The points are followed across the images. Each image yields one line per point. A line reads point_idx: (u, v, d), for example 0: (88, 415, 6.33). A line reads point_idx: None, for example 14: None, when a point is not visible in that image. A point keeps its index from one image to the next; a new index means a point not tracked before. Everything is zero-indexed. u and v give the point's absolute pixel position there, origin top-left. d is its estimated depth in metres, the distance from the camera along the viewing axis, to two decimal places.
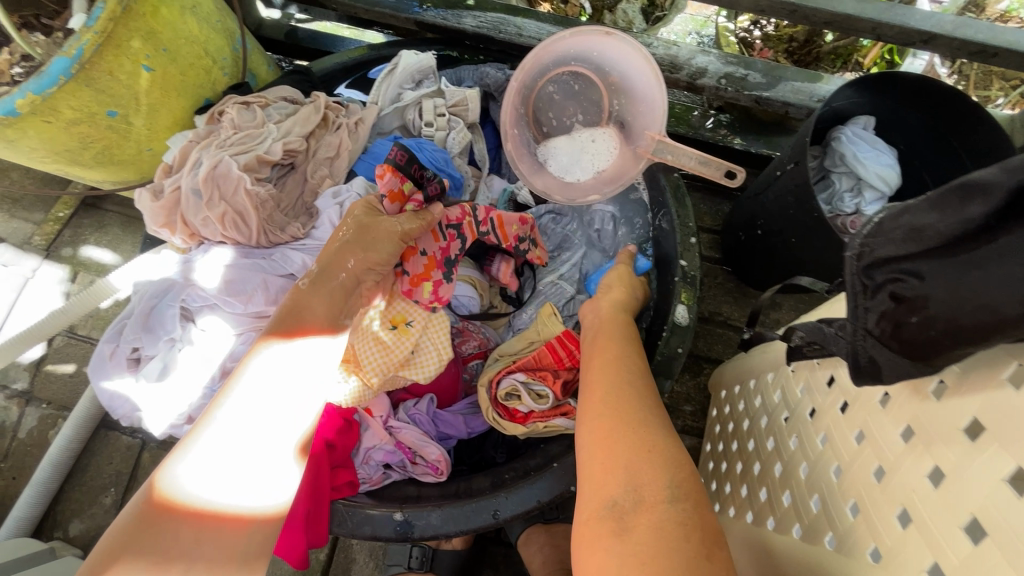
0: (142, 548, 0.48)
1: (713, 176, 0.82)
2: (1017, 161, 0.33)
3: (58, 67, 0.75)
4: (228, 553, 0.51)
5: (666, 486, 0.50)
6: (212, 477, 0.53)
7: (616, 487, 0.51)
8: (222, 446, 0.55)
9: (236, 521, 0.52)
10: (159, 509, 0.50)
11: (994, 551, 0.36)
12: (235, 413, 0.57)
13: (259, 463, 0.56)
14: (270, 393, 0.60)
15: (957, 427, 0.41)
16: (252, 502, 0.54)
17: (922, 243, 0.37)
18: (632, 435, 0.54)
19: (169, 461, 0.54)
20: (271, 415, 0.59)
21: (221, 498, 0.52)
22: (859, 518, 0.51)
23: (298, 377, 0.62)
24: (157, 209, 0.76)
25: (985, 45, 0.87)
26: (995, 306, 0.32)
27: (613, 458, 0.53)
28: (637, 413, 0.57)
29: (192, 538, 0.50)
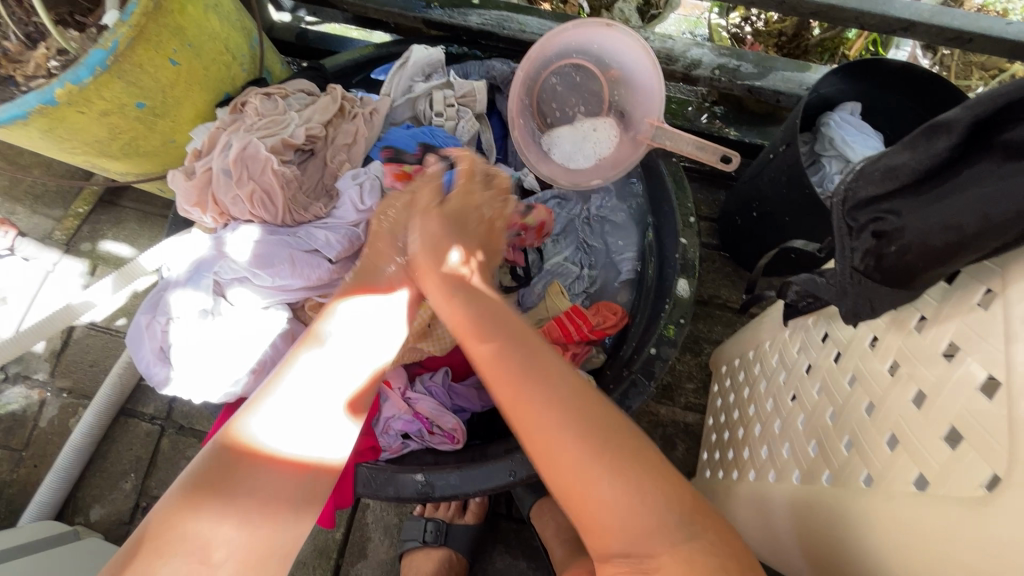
0: (219, 491, 0.51)
1: (710, 160, 0.86)
2: (974, 100, 0.38)
3: (94, 58, 0.80)
4: (288, 500, 0.54)
5: (669, 513, 0.46)
6: (285, 430, 0.55)
7: (608, 517, 0.46)
8: (295, 397, 0.57)
9: (302, 471, 0.55)
10: (237, 455, 0.53)
11: (971, 451, 0.40)
12: (308, 366, 0.59)
13: (327, 417, 0.58)
14: (340, 350, 0.61)
15: (937, 351, 0.46)
16: (316, 453, 0.56)
17: (898, 181, 0.42)
18: (610, 465, 0.47)
19: (243, 411, 0.56)
20: (341, 370, 0.60)
21: (295, 449, 0.55)
22: (853, 451, 0.54)
23: (366, 335, 0.64)
24: (190, 188, 0.82)
25: (960, 31, 0.93)
26: (960, 225, 0.37)
27: (594, 491, 0.46)
28: (605, 425, 0.49)
29: (265, 483, 0.53)
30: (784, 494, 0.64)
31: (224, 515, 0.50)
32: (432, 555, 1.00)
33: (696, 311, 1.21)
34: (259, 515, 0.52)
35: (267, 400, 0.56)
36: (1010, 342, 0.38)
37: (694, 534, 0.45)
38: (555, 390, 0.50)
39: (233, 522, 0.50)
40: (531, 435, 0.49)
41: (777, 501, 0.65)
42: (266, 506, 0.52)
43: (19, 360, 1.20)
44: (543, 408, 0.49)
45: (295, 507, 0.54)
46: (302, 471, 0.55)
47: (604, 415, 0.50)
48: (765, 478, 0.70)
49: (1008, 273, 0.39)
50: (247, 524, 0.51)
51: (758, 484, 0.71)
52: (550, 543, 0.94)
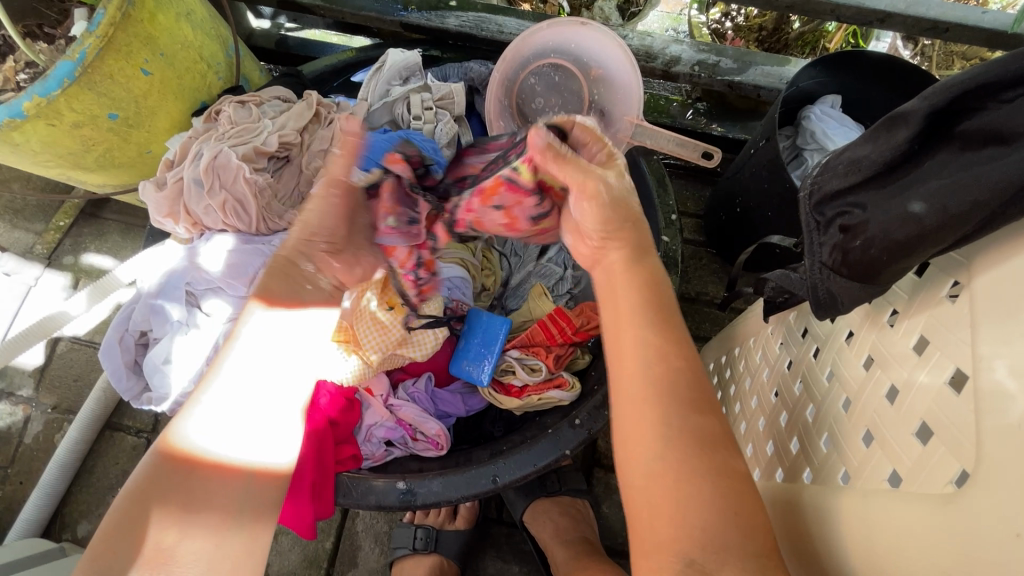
0: (157, 497, 0.50)
1: (691, 157, 0.84)
2: (931, 91, 0.39)
3: (62, 70, 0.79)
4: (230, 511, 0.52)
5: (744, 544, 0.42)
6: (223, 442, 0.53)
7: (683, 531, 0.42)
8: (227, 402, 0.54)
9: (241, 478, 0.53)
10: (171, 462, 0.51)
11: (941, 446, 0.39)
12: (235, 371, 0.56)
13: (264, 425, 0.55)
14: (271, 355, 0.58)
15: (907, 346, 0.45)
16: (252, 460, 0.54)
17: (860, 173, 0.43)
18: (707, 477, 0.44)
19: (176, 416, 0.54)
20: (268, 378, 0.57)
21: (230, 455, 0.53)
22: (831, 448, 0.53)
23: (302, 332, 0.62)
24: (162, 199, 0.82)
25: (936, 20, 0.92)
26: (918, 219, 0.38)
27: (675, 499, 0.43)
28: (715, 449, 0.45)
29: (190, 487, 0.51)
30: (766, 491, 0.63)
31: (160, 522, 0.49)
32: (422, 562, 0.99)
33: (683, 308, 1.20)
34: (200, 520, 0.50)
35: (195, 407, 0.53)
36: (974, 335, 0.37)
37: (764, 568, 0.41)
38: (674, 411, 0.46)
39: (176, 528, 0.49)
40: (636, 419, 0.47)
41: (760, 498, 0.64)
42: (209, 512, 0.51)
43: (1, 376, 1.18)
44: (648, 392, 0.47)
45: (236, 511, 0.52)
46: (236, 476, 0.53)
47: (711, 426, 0.46)
48: (751, 477, 0.69)
49: (972, 264, 0.39)
50: (189, 531, 0.50)
51: None
52: (548, 545, 0.93)
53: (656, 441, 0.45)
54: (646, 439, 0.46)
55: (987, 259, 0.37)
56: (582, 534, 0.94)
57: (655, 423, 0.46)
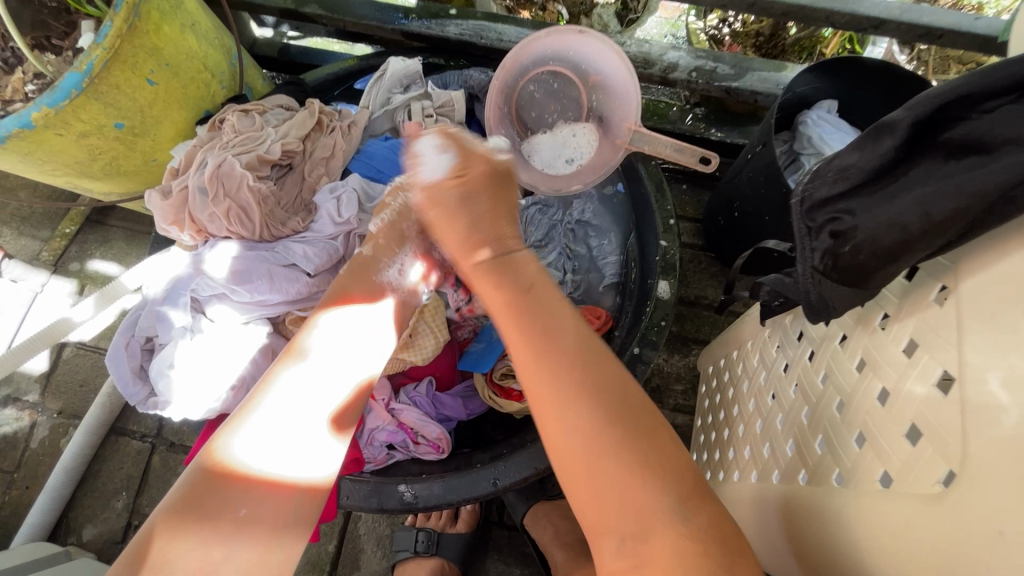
0: (205, 515, 0.51)
1: (687, 162, 0.85)
2: (916, 99, 0.40)
3: (70, 81, 0.80)
4: (278, 524, 0.53)
5: (666, 495, 0.44)
6: (269, 450, 0.55)
7: (607, 501, 0.44)
8: (278, 415, 0.57)
9: (284, 490, 0.54)
10: (217, 476, 0.53)
11: (929, 448, 0.40)
12: (289, 380, 0.59)
13: (315, 433, 0.58)
14: (325, 361, 0.61)
15: (897, 349, 0.46)
16: (301, 472, 0.56)
17: (849, 180, 0.44)
18: (610, 425, 0.45)
19: (224, 431, 0.56)
20: (318, 386, 0.60)
21: (279, 466, 0.55)
22: (826, 450, 0.53)
23: (348, 347, 0.63)
24: (166, 207, 0.83)
25: (930, 27, 0.93)
26: (905, 225, 0.39)
27: (597, 470, 0.44)
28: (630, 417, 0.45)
29: (243, 502, 0.52)
30: (763, 493, 0.64)
31: (211, 538, 0.50)
32: (424, 564, 1.00)
33: (682, 312, 1.21)
34: (243, 538, 0.51)
35: (247, 419, 0.56)
36: (960, 339, 0.38)
37: (689, 519, 0.44)
38: (607, 410, 0.45)
39: (223, 542, 0.51)
40: (546, 417, 0.46)
41: (757, 500, 0.65)
42: (254, 527, 0.52)
43: (8, 382, 1.20)
44: (594, 426, 0.44)
45: (286, 529, 0.54)
46: (291, 490, 0.55)
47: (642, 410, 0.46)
48: (748, 478, 0.70)
49: (959, 269, 0.40)
50: (238, 545, 0.51)
51: (742, 483, 0.71)
52: (548, 548, 0.94)
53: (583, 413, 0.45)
54: (567, 435, 0.45)
55: (972, 263, 0.38)
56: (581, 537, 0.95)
57: (571, 390, 0.46)
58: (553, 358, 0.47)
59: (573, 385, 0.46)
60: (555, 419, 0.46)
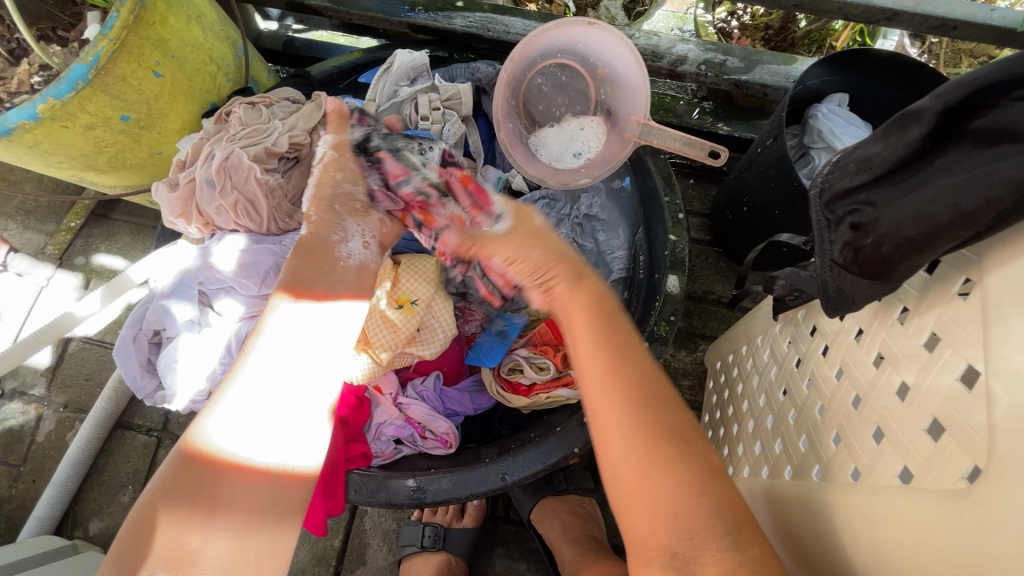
0: (184, 499, 0.52)
1: (697, 155, 0.85)
2: (944, 88, 0.39)
3: (76, 73, 0.80)
4: (258, 507, 0.54)
5: (716, 520, 0.45)
6: (242, 436, 0.56)
7: (654, 516, 0.46)
8: (247, 400, 0.58)
9: (260, 475, 0.55)
10: (194, 461, 0.54)
11: (952, 443, 0.40)
12: (256, 367, 0.60)
13: (286, 418, 0.58)
14: (295, 351, 0.62)
15: (918, 343, 0.45)
16: (276, 457, 0.56)
17: (872, 171, 0.43)
18: (662, 447, 0.48)
19: (197, 419, 0.57)
20: (288, 374, 0.61)
21: (250, 450, 0.55)
22: (841, 446, 0.53)
23: (318, 338, 0.65)
24: (174, 199, 0.83)
25: (944, 18, 0.92)
26: (931, 216, 0.39)
27: (651, 487, 0.47)
28: (681, 438, 0.48)
29: (223, 485, 0.53)
30: (775, 489, 0.63)
31: (192, 522, 0.51)
32: (431, 560, 1.00)
33: (689, 307, 1.21)
34: (222, 521, 0.52)
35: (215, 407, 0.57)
36: (986, 333, 0.37)
37: (738, 543, 0.44)
38: (657, 429, 0.48)
39: (202, 526, 0.51)
40: (607, 433, 0.50)
41: (769, 496, 0.64)
42: (233, 510, 0.53)
43: (14, 375, 1.20)
44: (642, 441, 0.48)
45: (266, 512, 0.54)
46: (268, 475, 0.55)
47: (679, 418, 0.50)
48: (759, 474, 0.69)
49: (984, 262, 0.39)
50: (217, 529, 0.52)
51: (753, 479, 0.70)
52: (555, 543, 0.94)
53: (627, 442, 0.49)
54: (623, 454, 0.48)
55: (999, 256, 0.38)
56: (589, 532, 0.95)
57: (629, 407, 0.50)
58: (621, 376, 0.51)
59: (631, 408, 0.50)
60: (613, 433, 0.50)
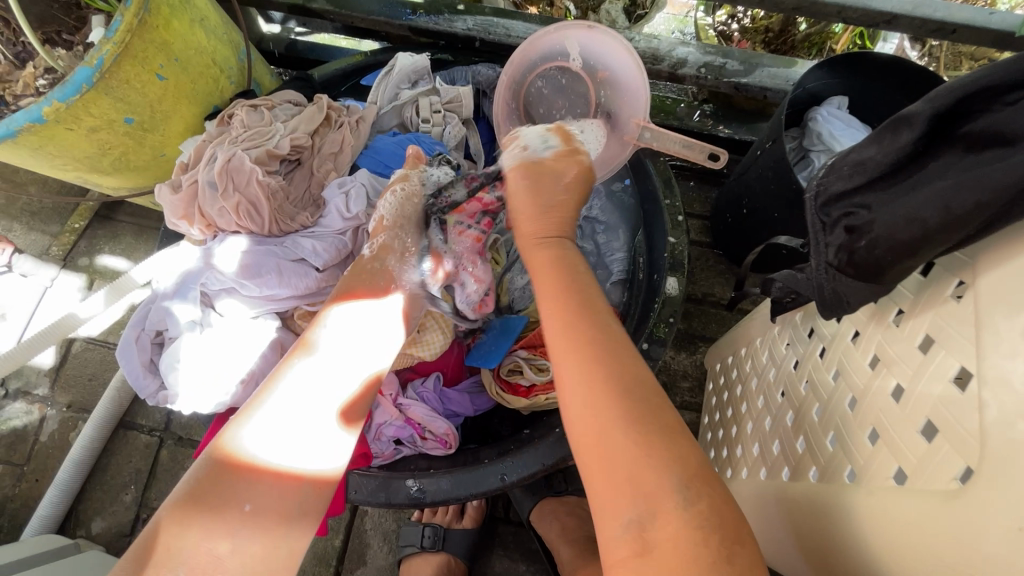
0: (213, 503, 0.54)
1: (697, 158, 0.85)
2: (936, 92, 0.39)
3: (80, 76, 0.81)
4: (283, 513, 0.56)
5: (674, 476, 0.45)
6: (276, 441, 0.58)
7: (632, 471, 0.46)
8: (286, 405, 0.60)
9: (294, 481, 0.57)
10: (224, 465, 0.56)
11: (945, 444, 0.40)
12: (299, 372, 0.62)
13: (321, 423, 0.60)
14: (333, 359, 0.65)
15: (912, 345, 0.46)
16: (307, 463, 0.58)
17: (865, 174, 0.44)
18: (618, 398, 0.49)
19: (233, 424, 0.59)
20: (326, 380, 0.63)
21: (283, 457, 0.57)
22: (837, 447, 0.53)
23: (355, 347, 0.67)
24: (177, 201, 0.84)
25: (943, 22, 0.93)
26: (923, 219, 0.39)
27: (607, 447, 0.48)
28: (647, 409, 0.49)
29: (253, 490, 0.55)
30: (772, 490, 0.63)
31: (218, 526, 0.53)
32: (430, 560, 1.00)
33: (689, 309, 1.21)
34: (248, 526, 0.54)
35: (255, 411, 0.59)
36: (978, 335, 0.38)
37: (695, 501, 0.44)
38: (622, 392, 0.49)
39: (229, 531, 0.53)
40: (562, 383, 0.53)
41: (766, 498, 0.64)
42: (260, 515, 0.55)
43: (18, 375, 1.21)
44: (597, 406, 0.49)
45: (291, 519, 0.56)
46: (296, 481, 0.57)
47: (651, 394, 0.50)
48: (757, 475, 0.70)
49: (976, 264, 0.39)
50: (244, 533, 0.53)
51: (751, 481, 0.70)
52: (555, 544, 0.94)
53: (580, 383, 0.51)
54: (578, 420, 0.50)
55: (991, 258, 0.38)
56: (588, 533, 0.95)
57: (586, 352, 0.52)
58: (590, 341, 0.53)
59: (588, 379, 0.51)
60: (565, 391, 0.52)
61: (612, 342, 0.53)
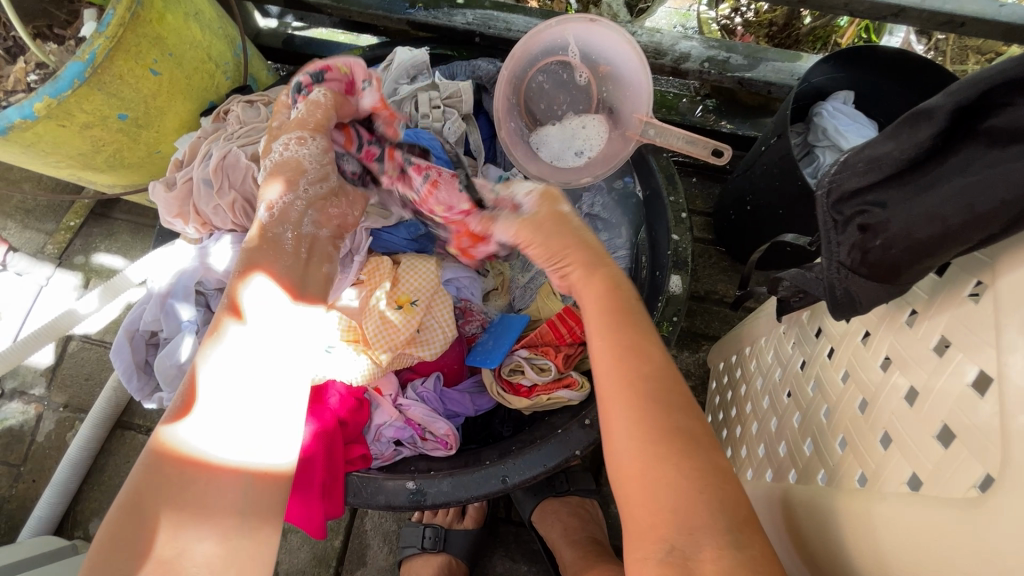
0: (157, 497, 0.50)
1: (701, 154, 0.83)
2: (955, 86, 0.38)
3: (71, 71, 0.79)
4: (231, 506, 0.51)
5: (721, 517, 0.43)
6: (211, 434, 0.53)
7: (665, 506, 0.44)
8: (218, 398, 0.55)
9: (236, 473, 0.53)
10: (163, 460, 0.52)
11: (963, 450, 0.39)
12: (220, 363, 0.57)
13: (253, 415, 0.56)
14: (262, 346, 0.60)
15: (927, 347, 0.44)
16: (247, 455, 0.54)
17: (881, 171, 0.42)
18: (660, 425, 0.47)
19: (166, 418, 0.55)
20: (253, 369, 0.58)
21: (217, 449, 0.53)
22: (847, 450, 0.52)
23: (285, 334, 0.62)
24: (171, 200, 0.82)
25: (952, 15, 0.91)
26: (943, 217, 0.38)
27: (654, 476, 0.45)
28: (682, 420, 0.47)
29: (195, 484, 0.51)
30: (779, 493, 0.62)
31: (165, 522, 0.49)
32: (431, 561, 0.99)
33: (692, 307, 1.19)
34: (197, 523, 0.50)
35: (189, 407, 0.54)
36: (999, 339, 0.37)
37: (739, 543, 0.42)
38: (661, 413, 0.47)
39: (177, 529, 0.49)
40: (609, 426, 0.49)
41: (773, 500, 0.63)
42: (203, 510, 0.50)
43: (13, 375, 1.19)
44: (640, 433, 0.47)
45: (242, 513, 0.51)
46: (237, 471, 0.53)
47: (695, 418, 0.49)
48: (764, 477, 0.68)
49: (997, 264, 0.38)
50: (195, 531, 0.49)
51: (757, 483, 0.69)
52: (557, 546, 0.93)
53: (630, 428, 0.48)
54: (622, 441, 0.47)
55: (1013, 258, 0.37)
56: (591, 533, 0.94)
57: (629, 393, 0.49)
58: (627, 362, 0.50)
59: (629, 392, 0.49)
60: (614, 428, 0.48)
61: (649, 361, 0.51)
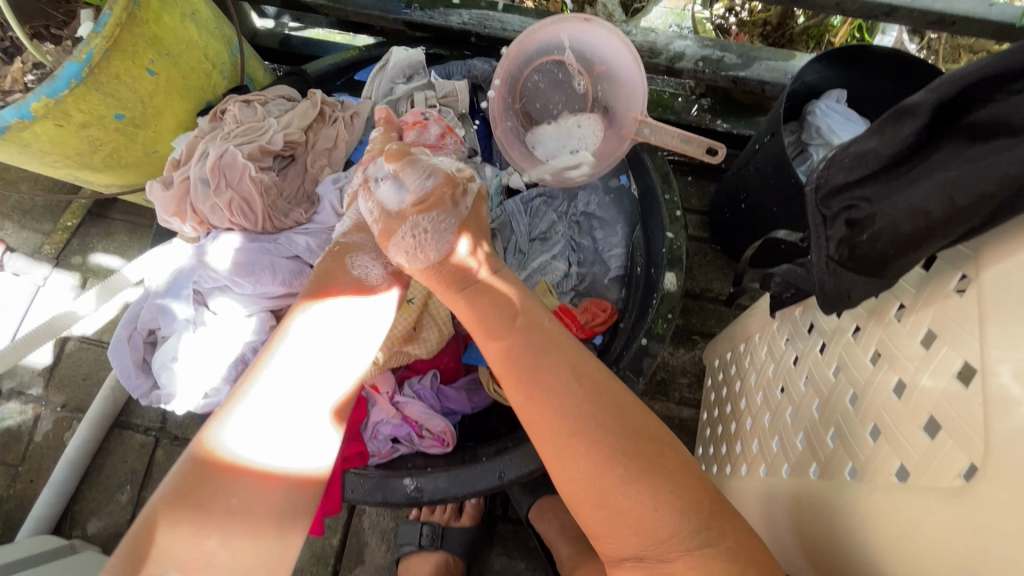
0: (196, 503, 0.52)
1: (695, 153, 0.84)
2: (937, 82, 0.39)
3: (69, 72, 0.79)
4: (270, 514, 0.54)
5: (686, 519, 0.50)
6: (255, 441, 0.56)
7: (628, 521, 0.51)
8: (264, 405, 0.58)
9: (277, 481, 0.55)
10: (207, 466, 0.54)
11: (948, 440, 0.39)
12: (273, 374, 0.60)
13: (299, 424, 0.59)
14: (313, 356, 0.63)
15: (914, 340, 0.45)
16: (291, 463, 0.57)
17: (867, 166, 0.43)
18: (615, 452, 0.52)
19: (211, 424, 0.57)
20: (304, 380, 0.61)
21: (266, 457, 0.56)
22: (838, 443, 0.53)
23: (338, 344, 0.65)
24: (168, 198, 0.83)
25: (942, 14, 0.92)
26: (926, 211, 0.38)
27: (610, 497, 0.52)
28: (633, 442, 0.53)
29: (236, 492, 0.53)
30: (772, 487, 0.63)
31: (201, 527, 0.51)
32: (428, 559, 0.99)
33: (688, 305, 1.20)
34: (231, 529, 0.52)
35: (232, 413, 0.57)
36: (982, 330, 0.37)
37: (710, 540, 0.50)
38: (614, 438, 0.53)
39: (214, 533, 0.52)
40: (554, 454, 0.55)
41: (766, 494, 0.64)
42: (241, 517, 0.53)
43: (11, 375, 1.20)
44: (594, 461, 0.53)
45: (280, 520, 0.55)
46: (280, 479, 0.56)
47: (640, 430, 0.55)
48: (757, 472, 0.69)
49: (981, 257, 0.39)
50: (227, 536, 0.52)
51: (751, 478, 0.70)
52: (554, 543, 0.93)
53: (579, 458, 0.53)
54: (574, 470, 0.53)
55: (996, 251, 0.37)
56: (587, 530, 0.94)
57: (572, 427, 0.54)
58: (565, 389, 0.56)
59: (578, 427, 0.54)
60: (561, 459, 0.54)
61: (589, 388, 0.57)
